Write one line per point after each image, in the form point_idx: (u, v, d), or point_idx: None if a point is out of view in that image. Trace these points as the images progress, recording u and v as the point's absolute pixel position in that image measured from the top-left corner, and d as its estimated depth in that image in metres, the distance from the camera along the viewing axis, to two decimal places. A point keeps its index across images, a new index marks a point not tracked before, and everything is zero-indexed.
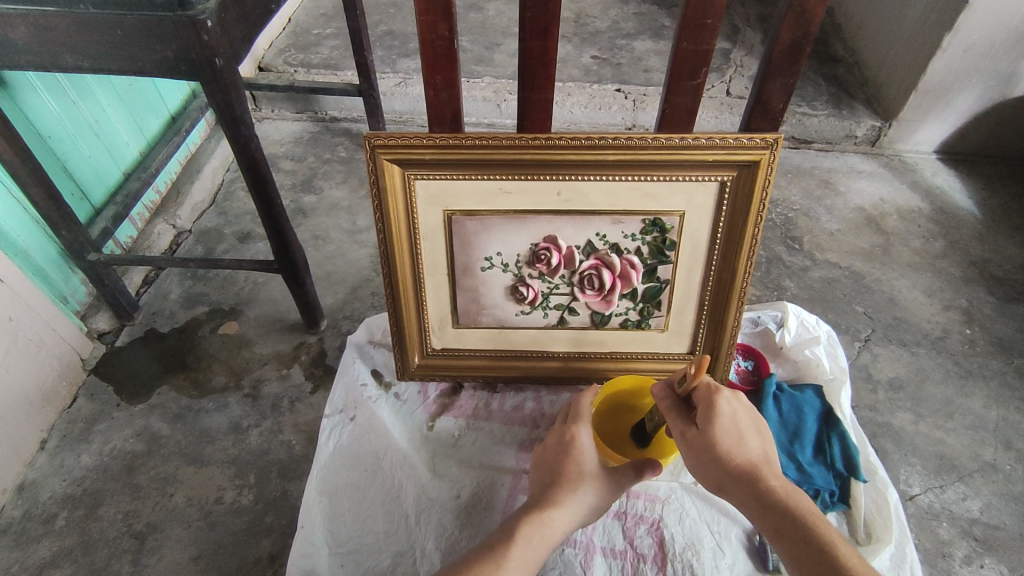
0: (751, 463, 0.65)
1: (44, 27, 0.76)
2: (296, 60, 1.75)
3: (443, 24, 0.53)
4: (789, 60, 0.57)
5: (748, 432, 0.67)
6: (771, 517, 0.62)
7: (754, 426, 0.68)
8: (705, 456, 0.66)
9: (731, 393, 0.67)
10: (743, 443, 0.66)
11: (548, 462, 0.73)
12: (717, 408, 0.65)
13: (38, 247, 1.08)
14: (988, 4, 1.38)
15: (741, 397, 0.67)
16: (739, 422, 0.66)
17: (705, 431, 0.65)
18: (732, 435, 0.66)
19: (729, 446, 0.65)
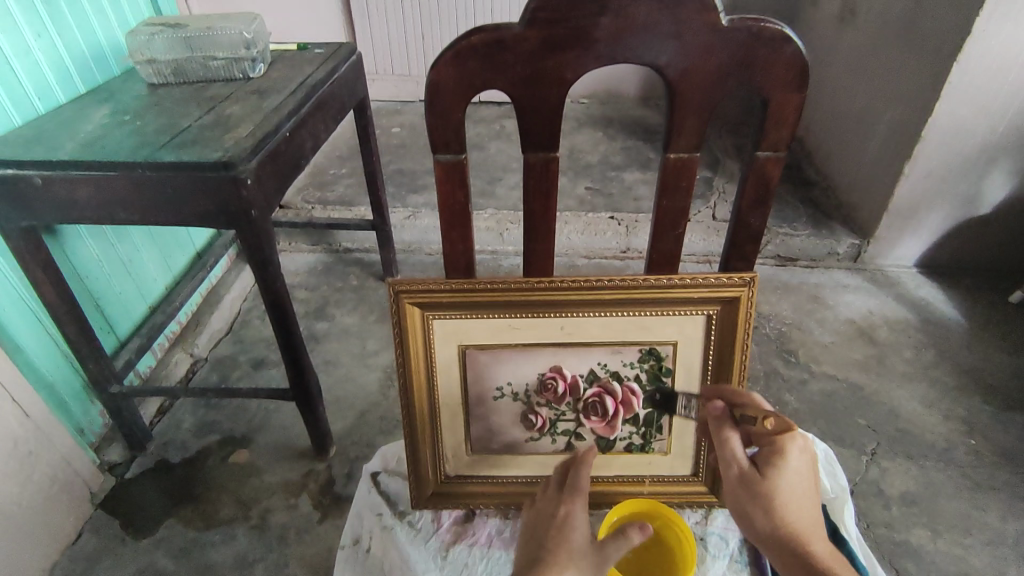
0: (802, 524, 0.61)
1: (103, 189, 0.87)
2: (314, 197, 1.91)
3: (459, 191, 0.61)
4: (756, 211, 0.64)
5: (807, 492, 0.63)
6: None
7: (812, 484, 0.64)
8: (753, 501, 0.62)
9: (801, 445, 0.63)
10: (798, 501, 0.62)
11: (534, 536, 0.66)
12: (785, 461, 0.62)
13: (65, 380, 1.13)
14: (940, 138, 1.52)
15: (808, 449, 0.63)
16: (801, 477, 0.62)
17: (769, 478, 0.62)
18: (790, 496, 0.62)
19: (785, 501, 0.61)
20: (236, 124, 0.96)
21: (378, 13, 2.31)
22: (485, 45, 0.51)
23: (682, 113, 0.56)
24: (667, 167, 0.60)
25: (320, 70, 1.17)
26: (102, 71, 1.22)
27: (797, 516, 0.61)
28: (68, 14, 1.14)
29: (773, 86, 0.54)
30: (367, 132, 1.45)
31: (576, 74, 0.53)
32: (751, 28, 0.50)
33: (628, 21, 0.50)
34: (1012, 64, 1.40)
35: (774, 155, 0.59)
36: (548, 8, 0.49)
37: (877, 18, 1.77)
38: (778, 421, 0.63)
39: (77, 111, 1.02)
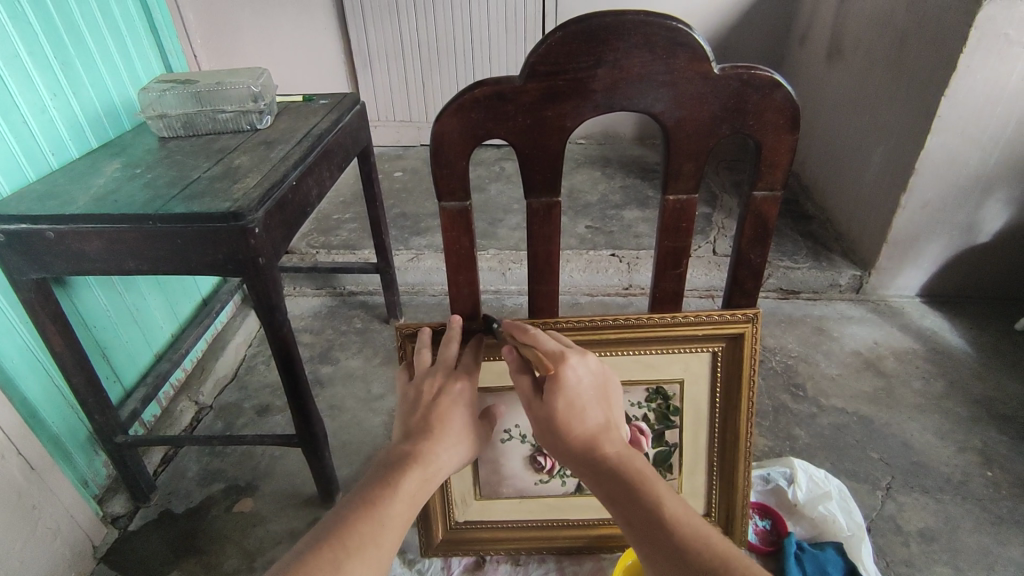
0: (593, 431, 0.57)
1: (114, 240, 0.89)
2: (318, 242, 1.93)
3: (465, 237, 0.63)
4: (755, 248, 0.65)
5: (601, 401, 0.58)
6: (608, 486, 0.55)
7: (608, 393, 0.59)
8: (547, 425, 0.59)
9: (577, 356, 0.59)
10: (588, 413, 0.58)
11: (409, 416, 0.59)
12: (555, 377, 0.58)
13: (70, 431, 1.13)
14: (933, 170, 1.55)
15: (587, 361, 0.59)
16: (583, 390, 0.58)
17: (549, 407, 0.58)
18: (577, 420, 0.57)
19: (567, 417, 0.57)
20: (244, 175, 0.99)
21: (380, 63, 2.39)
22: (488, 98, 0.53)
23: (678, 158, 0.58)
24: (666, 209, 0.62)
25: (326, 120, 1.21)
26: (114, 126, 1.25)
27: (589, 437, 0.56)
28: (82, 73, 1.19)
29: (766, 130, 0.55)
30: (371, 179, 1.48)
31: (575, 122, 0.54)
32: (742, 77, 0.52)
33: (623, 73, 0.52)
34: (999, 97, 1.43)
35: (770, 195, 0.60)
36: (546, 61, 0.51)
37: (864, 56, 1.82)
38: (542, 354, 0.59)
39: (90, 166, 1.05)
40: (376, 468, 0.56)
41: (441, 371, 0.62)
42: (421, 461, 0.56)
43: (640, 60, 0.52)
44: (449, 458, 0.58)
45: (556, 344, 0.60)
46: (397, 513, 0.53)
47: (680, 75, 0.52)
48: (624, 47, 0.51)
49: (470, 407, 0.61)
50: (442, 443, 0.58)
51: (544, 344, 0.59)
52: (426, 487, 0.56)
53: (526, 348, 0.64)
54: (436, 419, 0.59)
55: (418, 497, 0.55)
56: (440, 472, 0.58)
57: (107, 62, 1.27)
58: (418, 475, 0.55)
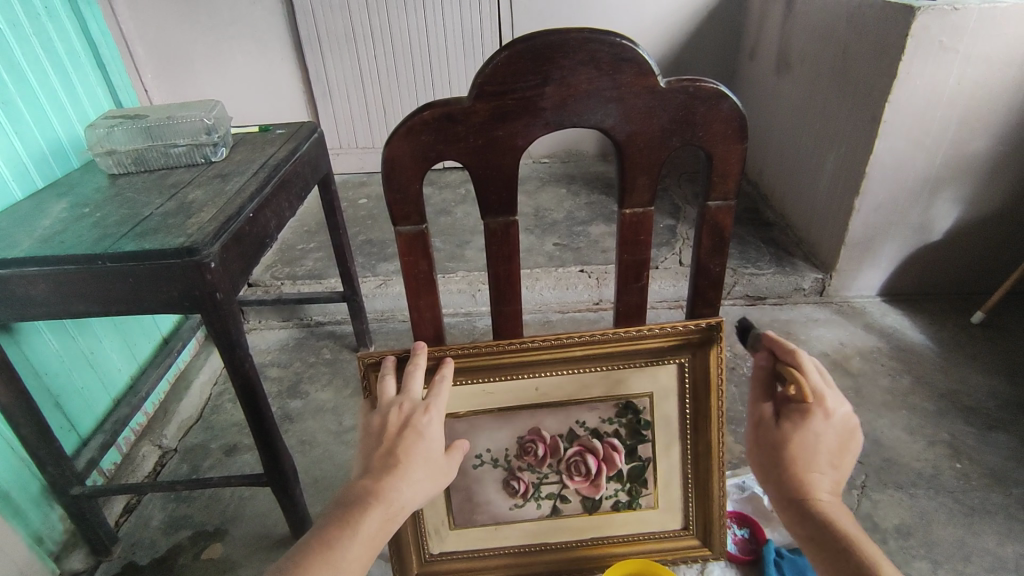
0: (813, 479, 0.57)
1: (61, 283, 0.85)
2: (283, 273, 1.89)
3: (423, 261, 0.62)
4: (715, 257, 0.66)
5: (841, 451, 0.58)
6: (815, 533, 0.55)
7: (846, 444, 0.59)
8: (776, 462, 0.59)
9: (824, 406, 0.59)
10: (820, 461, 0.57)
11: (371, 451, 0.57)
12: (808, 419, 0.58)
13: (22, 486, 1.07)
14: (883, 174, 1.60)
15: (843, 410, 0.59)
16: (828, 438, 0.58)
17: (779, 434, 0.59)
18: (807, 454, 0.57)
19: (798, 463, 0.57)
20: (199, 209, 0.96)
21: (339, 92, 2.38)
22: (437, 119, 0.53)
23: (632, 171, 0.58)
24: (624, 223, 0.62)
25: (283, 149, 1.19)
26: (62, 164, 1.22)
27: (814, 475, 0.57)
28: (26, 113, 1.15)
29: (715, 140, 0.56)
30: (333, 207, 1.46)
31: (527, 140, 0.54)
32: (688, 89, 0.53)
33: (571, 89, 0.52)
34: (939, 101, 1.49)
35: (724, 204, 0.61)
36: (493, 82, 0.51)
37: (811, 67, 1.89)
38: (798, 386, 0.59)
39: (35, 207, 1.01)
40: (339, 505, 0.54)
41: (406, 401, 0.60)
42: (381, 501, 0.54)
43: (587, 77, 0.52)
44: (414, 497, 0.56)
45: (819, 382, 0.60)
46: (355, 555, 0.52)
47: (628, 89, 0.53)
48: (570, 64, 0.51)
49: (437, 439, 0.59)
50: (406, 483, 0.55)
51: (810, 379, 0.59)
52: (389, 525, 0.55)
53: (782, 375, 0.63)
54: (402, 456, 0.56)
55: (379, 537, 0.54)
56: (403, 509, 0.55)
57: (52, 100, 1.24)
58: (376, 516, 0.54)
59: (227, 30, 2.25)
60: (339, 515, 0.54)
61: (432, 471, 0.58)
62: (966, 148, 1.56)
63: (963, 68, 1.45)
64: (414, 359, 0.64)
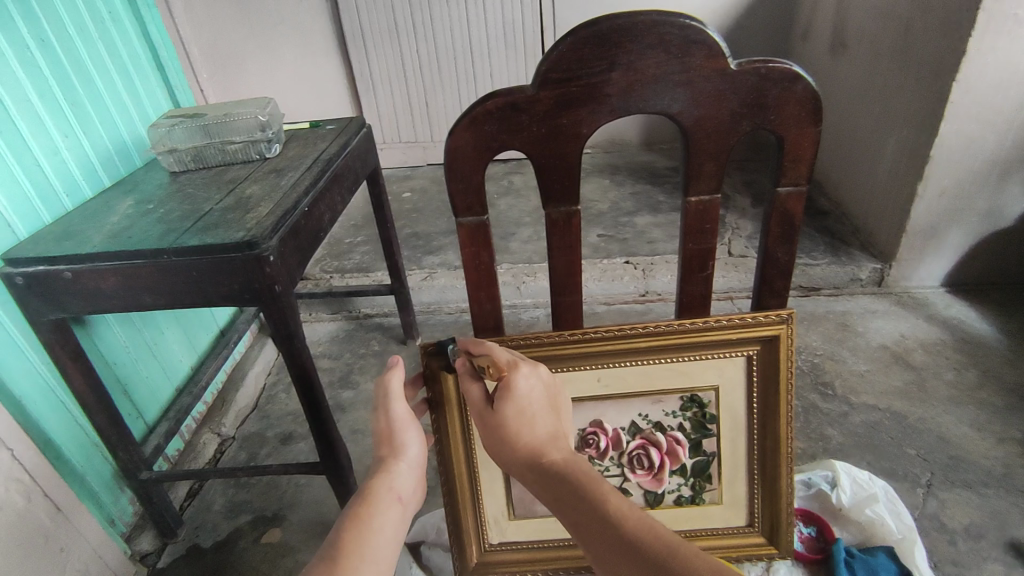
0: (543, 438, 0.56)
1: (130, 276, 0.88)
2: (332, 267, 1.93)
3: (484, 252, 0.62)
4: (783, 247, 0.63)
5: (553, 407, 0.59)
6: (556, 491, 0.53)
7: (556, 402, 0.60)
8: (497, 431, 0.57)
9: (531, 366, 0.60)
10: (541, 417, 0.58)
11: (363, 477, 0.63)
12: (513, 387, 0.58)
13: (95, 470, 1.12)
14: (949, 157, 1.52)
15: (540, 373, 0.60)
16: (535, 398, 0.58)
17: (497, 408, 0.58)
18: (517, 415, 0.57)
19: (520, 425, 0.56)
20: (256, 204, 0.98)
21: (383, 87, 2.41)
22: (501, 109, 0.52)
23: (699, 158, 0.56)
24: (690, 212, 0.60)
25: (334, 144, 1.21)
26: (126, 163, 1.27)
27: (529, 432, 0.56)
28: (92, 114, 1.20)
29: (788, 124, 0.54)
30: (381, 200, 1.48)
31: (591, 127, 0.53)
32: (760, 71, 0.51)
33: (638, 74, 0.51)
34: (1012, 78, 1.40)
35: (795, 190, 0.59)
36: (559, 69, 0.51)
37: (869, 46, 1.81)
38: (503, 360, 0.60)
39: (104, 204, 1.06)
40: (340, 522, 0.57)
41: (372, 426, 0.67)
42: (374, 488, 0.59)
43: (655, 61, 0.51)
44: (398, 473, 0.61)
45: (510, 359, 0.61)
46: (364, 536, 0.55)
47: (697, 73, 0.51)
48: (637, 48, 0.50)
49: (401, 421, 0.65)
50: (382, 470, 0.61)
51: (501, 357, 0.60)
52: (390, 502, 0.59)
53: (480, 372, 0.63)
54: (376, 458, 0.63)
55: (381, 517, 0.57)
56: (394, 487, 0.60)
57: (116, 101, 1.29)
58: (367, 503, 0.58)
59: (274, 29, 2.30)
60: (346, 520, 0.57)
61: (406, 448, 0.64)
62: None
63: None
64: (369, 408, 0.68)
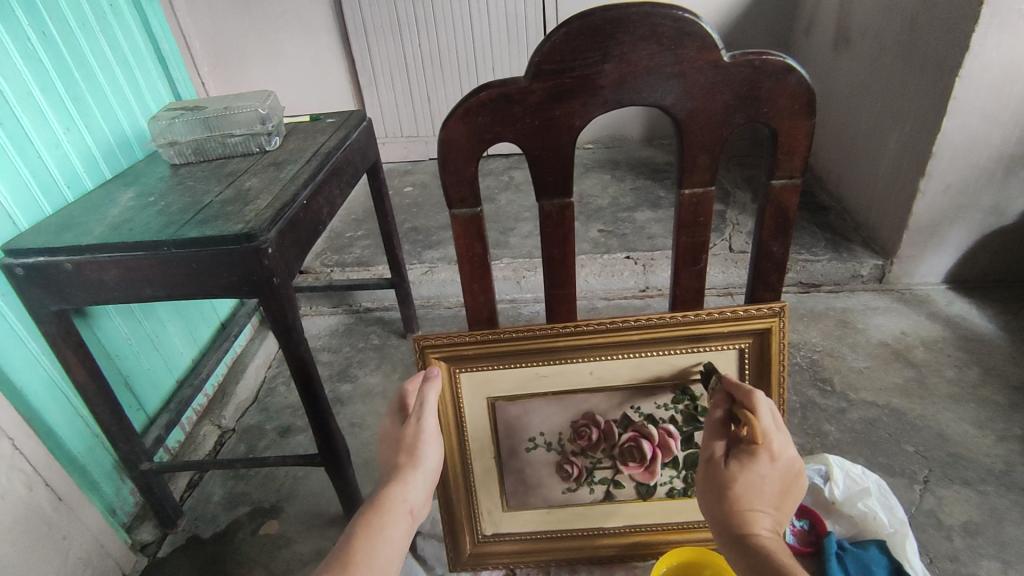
0: (756, 516, 0.55)
1: (130, 269, 0.89)
2: (333, 260, 1.94)
3: (477, 244, 0.62)
4: (777, 240, 0.64)
5: (779, 495, 0.57)
6: (754, 565, 0.52)
7: (789, 487, 0.58)
8: (719, 487, 0.57)
9: (784, 442, 0.58)
10: (765, 502, 0.56)
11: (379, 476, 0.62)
12: (755, 458, 0.56)
13: (96, 461, 1.13)
14: (952, 153, 1.52)
15: (790, 453, 0.57)
16: (772, 479, 0.56)
17: (733, 470, 0.57)
18: (749, 489, 0.55)
19: (745, 497, 0.55)
20: (255, 197, 0.99)
21: (385, 81, 2.41)
22: (494, 100, 0.52)
23: (692, 150, 0.56)
24: (683, 204, 0.60)
25: (334, 138, 1.21)
26: (127, 155, 1.27)
27: (754, 508, 0.55)
28: (94, 106, 1.21)
29: (781, 116, 0.54)
30: (381, 194, 1.48)
31: (584, 120, 0.54)
32: (754, 63, 0.51)
33: (631, 66, 0.51)
34: (1016, 74, 1.40)
35: (789, 183, 0.59)
36: (552, 60, 0.51)
37: (872, 41, 1.80)
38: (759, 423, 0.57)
39: (105, 197, 1.06)
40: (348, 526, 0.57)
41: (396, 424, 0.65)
42: (385, 503, 0.58)
43: (647, 52, 0.51)
44: (412, 485, 0.60)
45: (770, 423, 0.58)
46: (372, 548, 0.55)
47: (690, 64, 0.51)
48: (630, 40, 0.50)
49: (428, 433, 0.64)
50: (397, 478, 0.61)
51: (761, 419, 0.57)
52: (401, 518, 0.58)
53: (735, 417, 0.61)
54: (391, 462, 0.62)
55: (390, 529, 0.57)
56: (406, 499, 0.59)
57: (117, 93, 1.29)
58: (378, 512, 0.57)
59: (277, 22, 2.30)
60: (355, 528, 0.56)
61: (428, 464, 0.63)
62: None
63: None
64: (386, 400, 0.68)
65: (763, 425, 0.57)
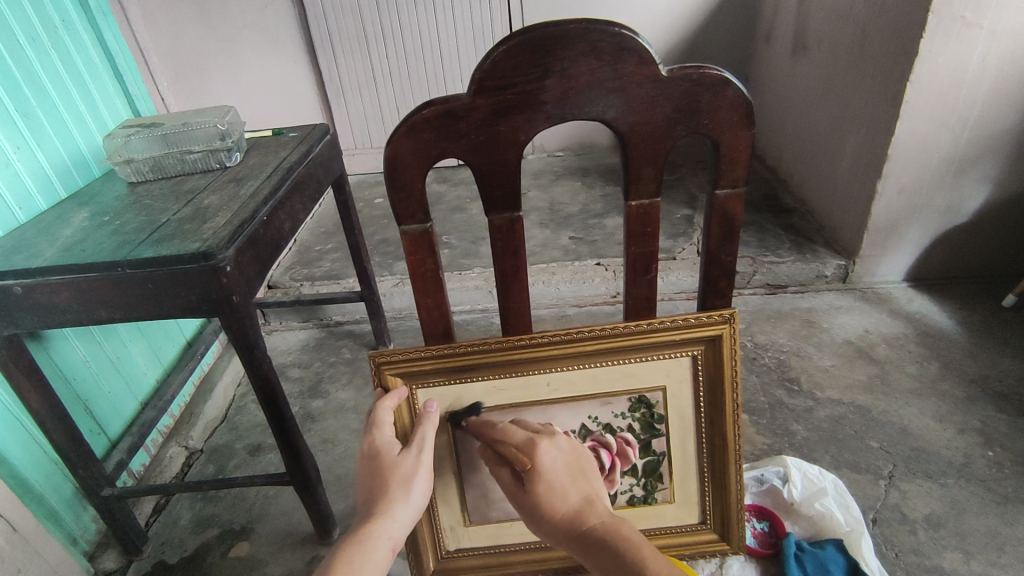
0: (578, 506, 0.59)
1: (83, 290, 0.87)
2: (302, 274, 1.92)
3: (429, 259, 0.62)
4: (725, 249, 0.65)
5: (577, 476, 0.61)
6: (601, 563, 0.56)
7: (581, 469, 0.62)
8: (531, 508, 0.60)
9: (551, 437, 0.63)
10: (569, 492, 0.60)
11: (364, 505, 0.61)
12: (537, 464, 0.60)
13: (54, 488, 1.10)
14: (906, 155, 1.56)
15: (559, 442, 0.63)
16: (559, 469, 0.61)
17: (528, 484, 0.60)
18: (547, 494, 0.59)
19: (552, 503, 0.59)
20: (213, 214, 0.97)
21: (352, 92, 2.40)
22: (438, 117, 0.53)
23: (636, 163, 0.57)
24: (631, 215, 0.61)
25: (295, 152, 1.20)
26: (83, 174, 1.24)
27: (561, 505, 0.59)
28: (47, 124, 1.18)
29: (721, 128, 0.55)
30: (347, 206, 1.47)
31: (529, 134, 0.54)
32: (692, 76, 0.52)
33: (572, 82, 0.52)
34: (962, 78, 1.44)
35: (733, 193, 0.60)
36: (493, 77, 0.51)
37: (828, 47, 1.85)
38: (523, 433, 0.62)
39: (58, 217, 1.04)
40: (326, 559, 0.57)
41: (388, 448, 0.64)
42: (364, 538, 0.57)
43: (588, 68, 0.51)
44: (397, 521, 0.59)
45: (529, 432, 0.63)
46: None
47: (630, 79, 0.52)
48: (570, 56, 0.51)
49: (419, 464, 0.63)
50: (383, 512, 0.59)
51: (515, 437, 0.63)
52: (380, 555, 0.57)
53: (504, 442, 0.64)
54: (378, 491, 0.61)
55: (367, 565, 0.56)
56: (390, 536, 0.58)
57: (72, 111, 1.27)
58: (360, 550, 0.57)
59: (241, 36, 2.28)
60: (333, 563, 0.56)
61: (419, 496, 0.61)
62: (993, 125, 1.51)
63: (988, 43, 1.40)
64: (373, 413, 0.66)
65: (521, 435, 0.63)
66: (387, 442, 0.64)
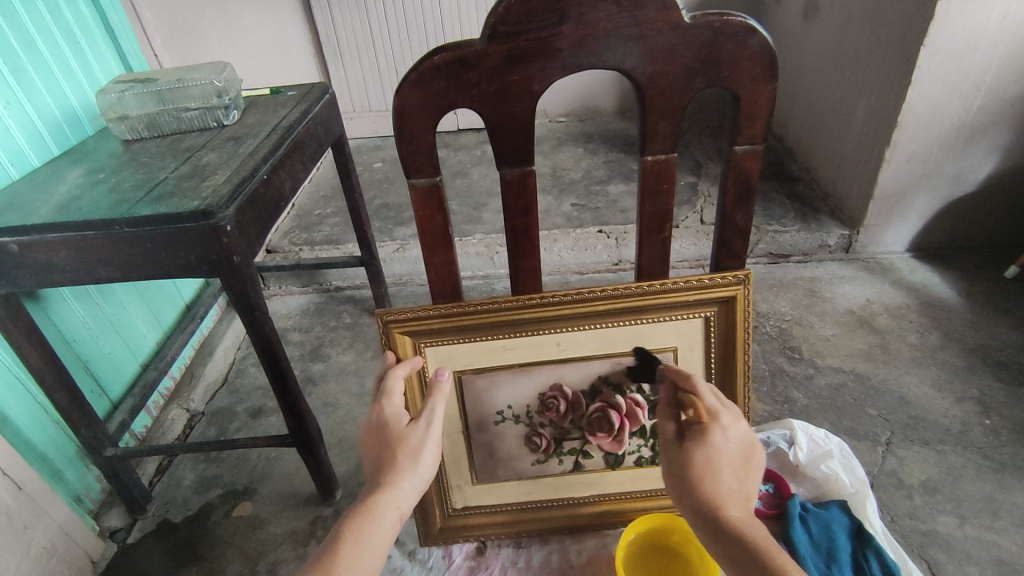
0: (728, 492, 0.56)
1: (81, 249, 0.85)
2: (301, 239, 1.89)
3: (438, 216, 0.61)
4: (740, 209, 0.63)
5: (743, 465, 0.58)
6: (726, 545, 0.53)
7: (750, 460, 0.59)
8: (680, 464, 0.59)
9: (740, 423, 0.60)
10: (727, 474, 0.57)
11: (372, 475, 0.60)
12: (709, 434, 0.58)
13: (58, 449, 1.10)
14: (916, 123, 1.53)
15: (741, 426, 0.59)
16: (729, 451, 0.58)
17: (688, 450, 0.58)
18: (707, 466, 0.57)
19: (708, 476, 0.56)
20: (212, 172, 0.95)
21: (350, 52, 2.34)
22: (449, 64, 0.51)
23: (653, 116, 0.56)
24: (646, 171, 0.60)
25: (295, 111, 1.17)
26: (76, 132, 1.21)
27: (715, 482, 0.56)
28: (37, 79, 1.14)
29: (741, 81, 0.54)
30: (348, 169, 1.44)
31: (543, 84, 0.53)
32: (715, 24, 0.50)
33: (589, 28, 0.50)
34: (978, 43, 1.41)
35: (751, 149, 0.59)
36: (507, 22, 0.49)
37: (841, 10, 1.80)
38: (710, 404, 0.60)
39: (52, 174, 1.02)
40: (333, 528, 0.57)
41: (395, 417, 0.64)
42: (373, 507, 0.57)
43: (606, 13, 0.50)
44: (406, 490, 0.59)
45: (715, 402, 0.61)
46: (356, 554, 0.55)
47: (649, 26, 0.50)
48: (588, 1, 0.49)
49: (428, 433, 0.63)
50: (392, 482, 0.59)
51: (705, 399, 0.61)
52: (388, 523, 0.57)
53: (684, 404, 0.64)
54: (387, 462, 0.60)
55: (375, 533, 0.56)
56: (398, 505, 0.58)
57: (62, 65, 1.23)
58: (368, 519, 0.56)
59: None
60: (341, 531, 0.56)
61: (427, 467, 0.61)
62: (1006, 92, 1.48)
63: (1006, 6, 1.36)
64: (384, 381, 0.66)
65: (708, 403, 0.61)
66: (396, 412, 0.64)
